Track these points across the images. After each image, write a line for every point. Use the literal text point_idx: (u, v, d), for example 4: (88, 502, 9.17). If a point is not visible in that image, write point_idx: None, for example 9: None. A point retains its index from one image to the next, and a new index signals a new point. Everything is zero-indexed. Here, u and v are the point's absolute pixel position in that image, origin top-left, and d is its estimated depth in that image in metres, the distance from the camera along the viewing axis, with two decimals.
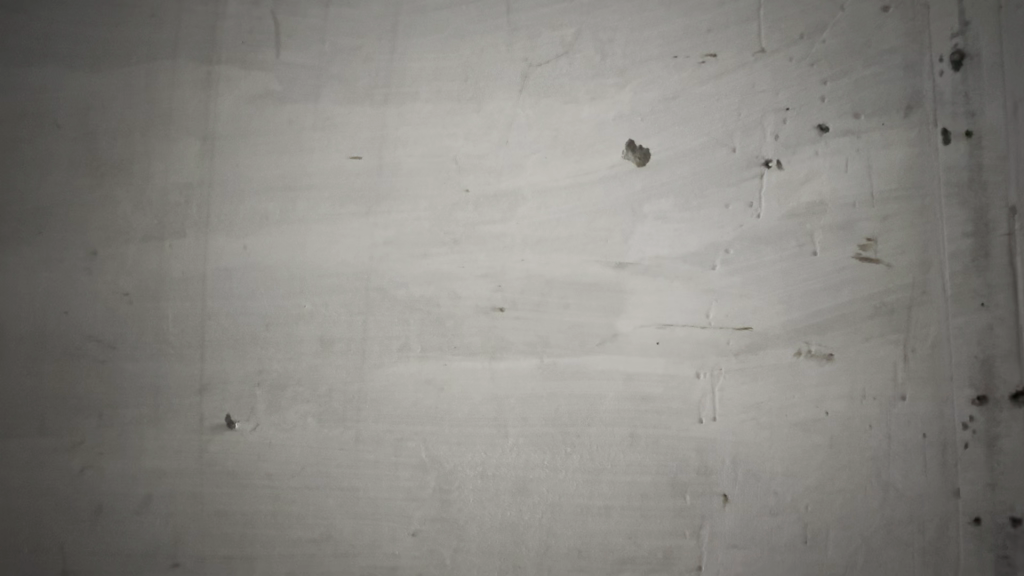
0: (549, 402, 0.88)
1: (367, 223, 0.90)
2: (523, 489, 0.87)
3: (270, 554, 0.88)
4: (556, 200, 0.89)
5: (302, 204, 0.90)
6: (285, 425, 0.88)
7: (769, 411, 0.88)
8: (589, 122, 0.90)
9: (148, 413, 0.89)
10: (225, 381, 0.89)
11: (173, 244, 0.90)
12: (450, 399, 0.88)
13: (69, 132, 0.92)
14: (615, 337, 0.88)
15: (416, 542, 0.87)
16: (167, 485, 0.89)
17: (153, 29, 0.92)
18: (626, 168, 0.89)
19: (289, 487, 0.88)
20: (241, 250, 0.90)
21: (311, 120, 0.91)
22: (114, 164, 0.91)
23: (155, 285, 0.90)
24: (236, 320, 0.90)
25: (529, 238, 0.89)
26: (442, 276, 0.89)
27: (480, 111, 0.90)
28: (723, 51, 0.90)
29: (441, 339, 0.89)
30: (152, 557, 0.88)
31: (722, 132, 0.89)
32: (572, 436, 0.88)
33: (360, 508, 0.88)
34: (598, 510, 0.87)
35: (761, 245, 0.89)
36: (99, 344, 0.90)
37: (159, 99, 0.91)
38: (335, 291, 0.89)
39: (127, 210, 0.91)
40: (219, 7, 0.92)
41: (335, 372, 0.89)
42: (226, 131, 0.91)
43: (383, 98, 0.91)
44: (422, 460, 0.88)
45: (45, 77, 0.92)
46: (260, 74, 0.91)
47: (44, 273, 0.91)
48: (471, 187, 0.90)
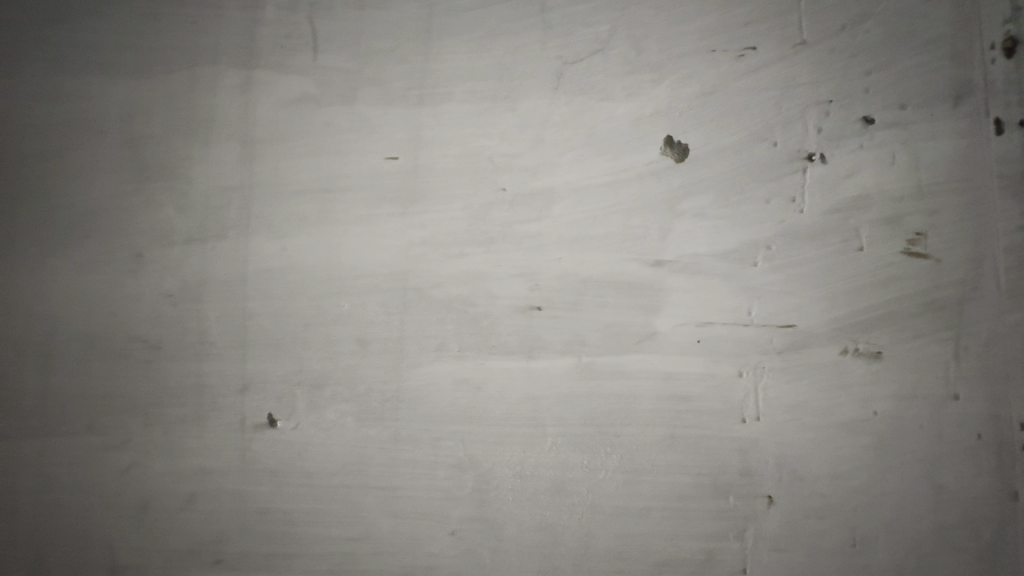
0: (587, 401, 0.87)
1: (404, 223, 0.90)
2: (561, 489, 0.87)
3: (310, 552, 0.89)
4: (592, 198, 0.88)
5: (339, 205, 0.91)
6: (325, 424, 0.89)
7: (814, 411, 0.85)
8: (625, 118, 0.89)
9: (192, 412, 0.91)
10: (266, 381, 0.90)
11: (215, 246, 0.92)
12: (487, 399, 0.88)
13: (114, 138, 0.94)
14: (653, 336, 0.87)
15: (454, 542, 0.87)
16: (211, 482, 0.90)
17: (193, 37, 0.94)
18: (663, 165, 0.88)
19: (329, 486, 0.89)
20: (280, 252, 0.91)
21: (348, 122, 0.92)
22: (157, 169, 0.93)
23: (197, 287, 0.92)
24: (276, 320, 0.91)
25: (565, 236, 0.89)
26: (478, 275, 0.89)
27: (515, 110, 0.90)
28: (762, 43, 0.88)
29: (478, 338, 0.89)
30: (195, 554, 0.90)
31: (761, 126, 0.87)
32: (610, 436, 0.87)
33: (399, 507, 0.88)
34: (638, 511, 0.86)
35: (804, 240, 0.86)
36: (145, 345, 0.92)
37: (200, 105, 0.93)
38: (373, 291, 0.90)
39: (170, 214, 0.93)
40: (257, 13, 0.94)
41: (373, 371, 0.89)
42: (264, 135, 0.93)
43: (419, 98, 0.91)
44: (460, 459, 0.88)
45: (91, 85, 0.95)
46: (297, 78, 0.93)
47: (92, 276, 0.93)
48: (507, 186, 0.90)
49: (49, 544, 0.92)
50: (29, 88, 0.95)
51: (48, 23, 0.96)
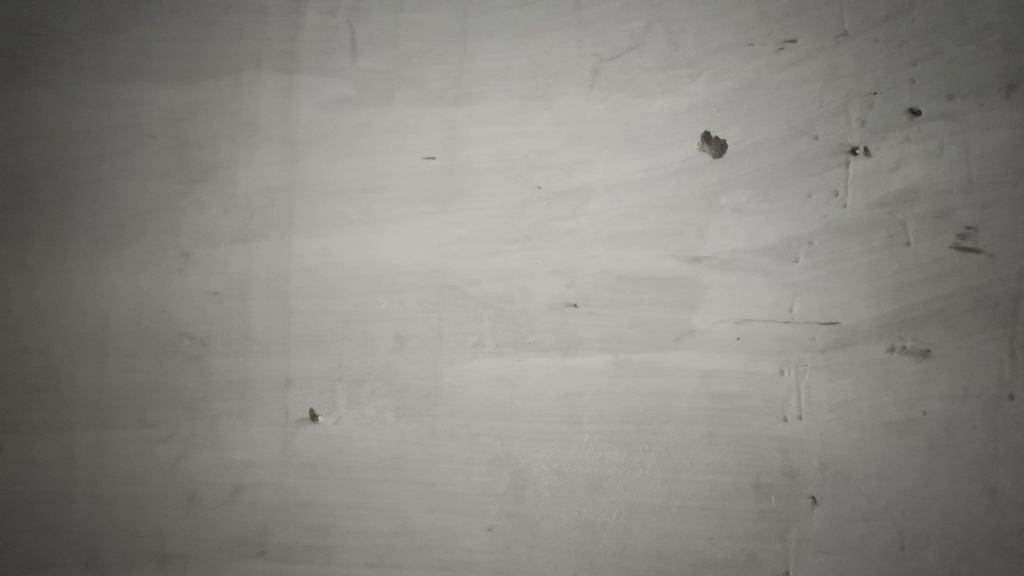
0: (624, 399, 0.87)
1: (440, 221, 0.92)
2: (598, 487, 0.86)
3: (350, 545, 0.90)
4: (629, 194, 0.88)
5: (377, 204, 0.93)
6: (364, 419, 0.91)
7: (860, 410, 0.83)
8: (661, 114, 0.88)
9: (236, 406, 0.94)
10: (307, 376, 0.92)
11: (258, 245, 0.95)
12: (523, 395, 0.89)
13: (164, 142, 0.98)
14: (691, 332, 0.86)
15: (491, 537, 0.88)
16: (254, 475, 0.93)
17: (237, 44, 0.97)
18: (700, 161, 0.87)
19: (368, 480, 0.91)
20: (320, 251, 0.93)
21: (385, 123, 0.94)
22: (204, 171, 0.97)
23: (242, 285, 0.95)
24: (317, 317, 0.93)
25: (601, 233, 0.88)
26: (514, 272, 0.90)
27: (550, 109, 0.90)
28: (802, 36, 0.86)
29: (514, 335, 0.89)
30: (240, 544, 0.93)
31: (802, 119, 0.86)
32: (648, 433, 0.86)
33: (436, 502, 0.89)
34: (676, 510, 0.85)
35: (847, 235, 0.85)
36: (192, 341, 0.95)
37: (243, 109, 0.96)
38: (410, 289, 0.92)
39: (215, 214, 0.96)
40: (298, 19, 0.96)
41: (411, 368, 0.91)
42: (305, 136, 0.95)
43: (454, 99, 0.93)
44: (497, 455, 0.88)
45: (141, 92, 0.99)
46: (337, 81, 0.95)
47: (143, 275, 0.97)
48: (542, 183, 0.90)
49: (102, 531, 0.96)
50: (84, 96, 1.00)
51: (100, 32, 1.00)
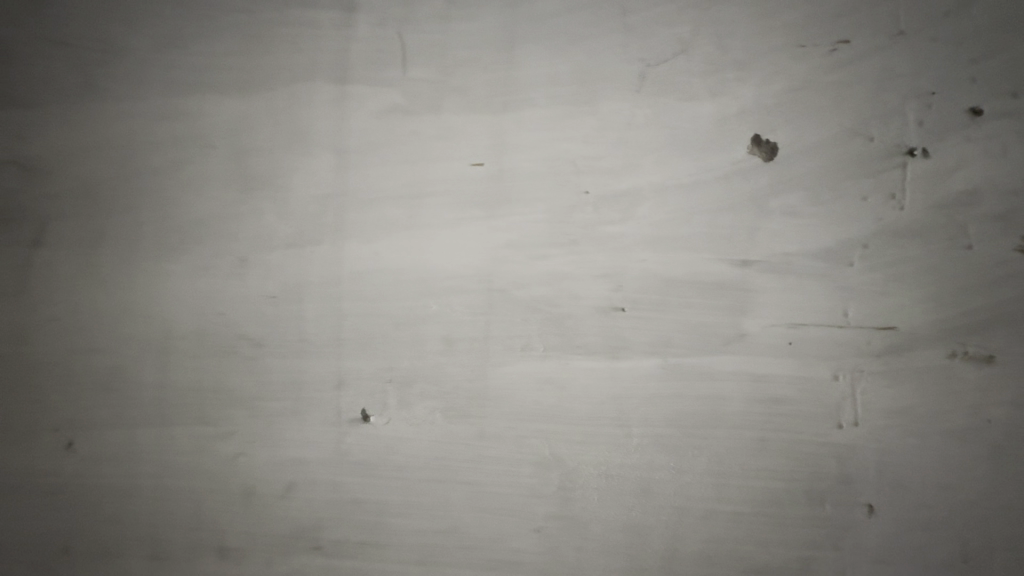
0: (673, 403, 0.87)
1: (487, 226, 0.93)
2: (647, 490, 0.86)
3: (400, 542, 0.93)
4: (677, 198, 0.88)
5: (426, 210, 0.95)
6: (414, 419, 0.93)
7: (920, 417, 0.81)
8: (710, 118, 0.88)
9: (291, 406, 0.97)
10: (359, 377, 0.95)
11: (312, 250, 0.98)
12: (571, 398, 0.89)
13: (222, 152, 1.02)
14: (742, 336, 0.86)
15: (540, 539, 0.89)
16: (308, 472, 0.96)
17: (292, 57, 1.01)
18: (751, 164, 0.87)
19: (418, 479, 0.93)
20: (371, 255, 0.96)
21: (434, 130, 0.96)
22: (261, 179, 1.01)
23: (296, 288, 0.98)
24: (368, 320, 0.96)
25: (649, 238, 0.89)
26: (562, 276, 0.91)
27: (597, 114, 0.91)
28: (856, 36, 0.85)
29: (562, 339, 0.90)
30: (295, 539, 0.96)
31: (856, 120, 0.85)
32: (697, 437, 0.86)
33: (484, 502, 0.91)
34: (727, 515, 0.84)
35: (905, 238, 0.83)
36: (249, 342, 0.99)
37: (298, 119, 1.00)
38: (458, 293, 0.93)
39: (271, 220, 1.00)
40: (350, 31, 0.99)
41: (460, 370, 0.92)
42: (357, 145, 0.98)
43: (501, 106, 0.94)
44: (545, 457, 0.89)
45: (201, 104, 1.03)
46: (387, 91, 0.98)
47: (202, 279, 1.01)
48: (589, 188, 0.91)
49: (166, 524, 1.00)
50: (148, 109, 1.05)
51: (162, 48, 1.05)
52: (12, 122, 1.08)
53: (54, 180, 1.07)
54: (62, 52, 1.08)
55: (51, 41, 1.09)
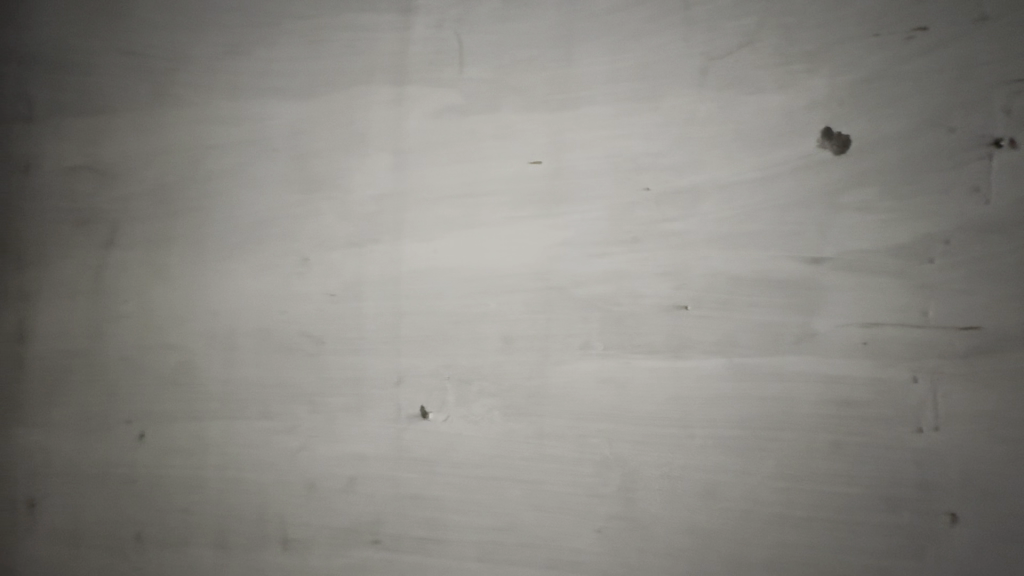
0: (740, 404, 0.85)
1: (546, 224, 0.93)
2: (712, 493, 0.85)
3: (459, 539, 0.93)
4: (743, 194, 0.86)
5: (484, 209, 0.95)
6: (473, 417, 0.94)
7: (1008, 422, 0.77)
8: (777, 112, 0.86)
9: (351, 402, 0.99)
10: (418, 374, 0.96)
11: (370, 249, 0.99)
12: (632, 398, 0.88)
13: (283, 154, 1.04)
14: (812, 336, 0.83)
15: (600, 539, 0.88)
16: (368, 467, 0.98)
17: (350, 59, 1.02)
18: (821, 158, 0.84)
19: (477, 476, 0.93)
20: (429, 254, 0.97)
21: (491, 129, 0.95)
22: (320, 180, 1.02)
23: (355, 287, 1.00)
24: (426, 319, 0.96)
25: (713, 235, 0.87)
26: (622, 274, 0.90)
27: (658, 110, 0.90)
28: (935, 23, 0.81)
29: (623, 337, 0.89)
30: (355, 533, 0.98)
31: (937, 110, 0.81)
32: (765, 439, 0.83)
33: (544, 501, 0.90)
34: (797, 521, 0.82)
35: (990, 234, 0.79)
36: (310, 339, 1.01)
37: (356, 120, 1.01)
38: (517, 291, 0.93)
39: (330, 220, 1.01)
40: (407, 32, 1.00)
41: (518, 368, 0.92)
42: (414, 145, 0.99)
43: (560, 104, 0.93)
44: (606, 457, 0.89)
45: (263, 108, 1.05)
46: (444, 91, 0.98)
47: (265, 278, 1.04)
48: (650, 185, 0.89)
49: (232, 515, 1.04)
50: (212, 113, 1.08)
51: (224, 54, 1.08)
52: (88, 129, 1.14)
53: (126, 184, 1.12)
54: (133, 60, 1.13)
55: (122, 51, 1.13)
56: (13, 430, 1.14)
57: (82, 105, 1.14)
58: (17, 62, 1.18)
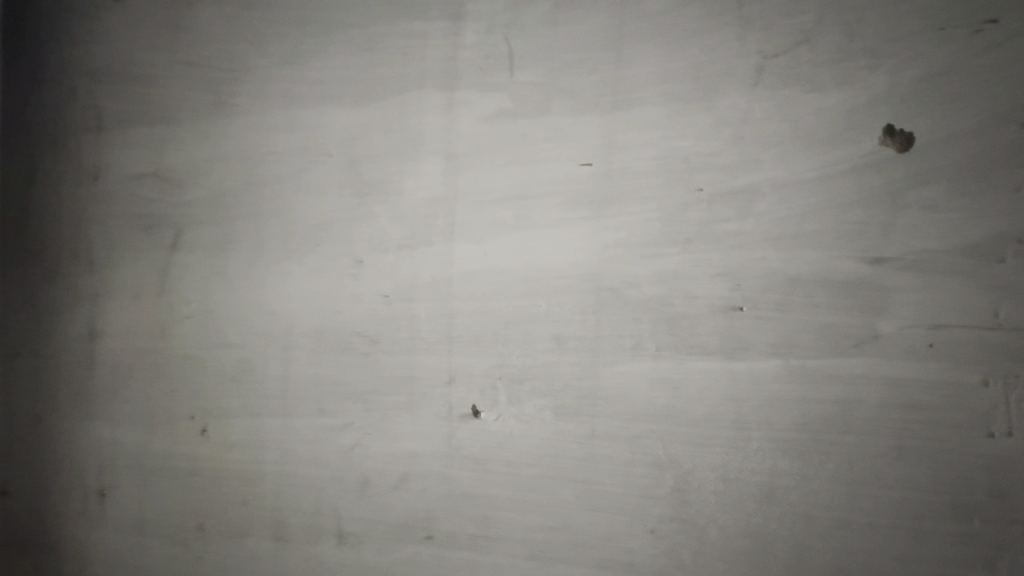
0: (798, 406, 0.84)
1: (597, 226, 0.93)
2: (770, 496, 0.85)
3: (511, 537, 0.95)
4: (801, 193, 0.85)
5: (535, 211, 0.96)
6: (524, 416, 0.95)
7: None
8: (836, 109, 0.84)
9: (404, 400, 1.01)
10: (470, 373, 0.98)
11: (422, 251, 1.02)
12: (687, 399, 0.88)
13: (337, 160, 1.07)
14: (874, 337, 0.82)
15: (654, 540, 0.89)
16: (421, 464, 1.00)
17: (402, 66, 1.04)
18: (883, 156, 0.83)
19: (528, 475, 0.94)
20: (480, 256, 0.99)
21: (543, 132, 0.97)
22: (373, 183, 1.05)
23: (409, 287, 1.02)
24: (478, 319, 0.98)
25: (769, 235, 0.86)
26: (675, 275, 0.90)
27: (711, 110, 0.89)
28: (1004, 15, 0.79)
29: (676, 339, 0.89)
30: (409, 528, 1.00)
31: (1007, 105, 0.79)
32: (826, 443, 0.83)
33: (596, 501, 0.91)
34: (862, 527, 0.82)
35: None
36: (364, 338, 1.04)
37: (408, 126, 1.04)
38: (569, 291, 0.94)
39: (384, 222, 1.04)
40: (458, 38, 1.02)
41: (570, 368, 0.93)
42: (466, 149, 1.00)
43: (611, 105, 0.94)
44: (659, 458, 0.89)
45: (318, 114, 1.09)
46: (495, 96, 0.99)
47: (321, 279, 1.08)
48: (704, 185, 0.89)
49: (289, 508, 1.07)
50: (269, 121, 1.12)
51: (281, 63, 1.12)
52: (151, 138, 1.19)
53: (188, 189, 1.17)
54: (193, 71, 1.17)
55: (182, 62, 1.18)
56: (84, 424, 1.20)
57: (145, 115, 1.19)
58: (82, 74, 1.22)
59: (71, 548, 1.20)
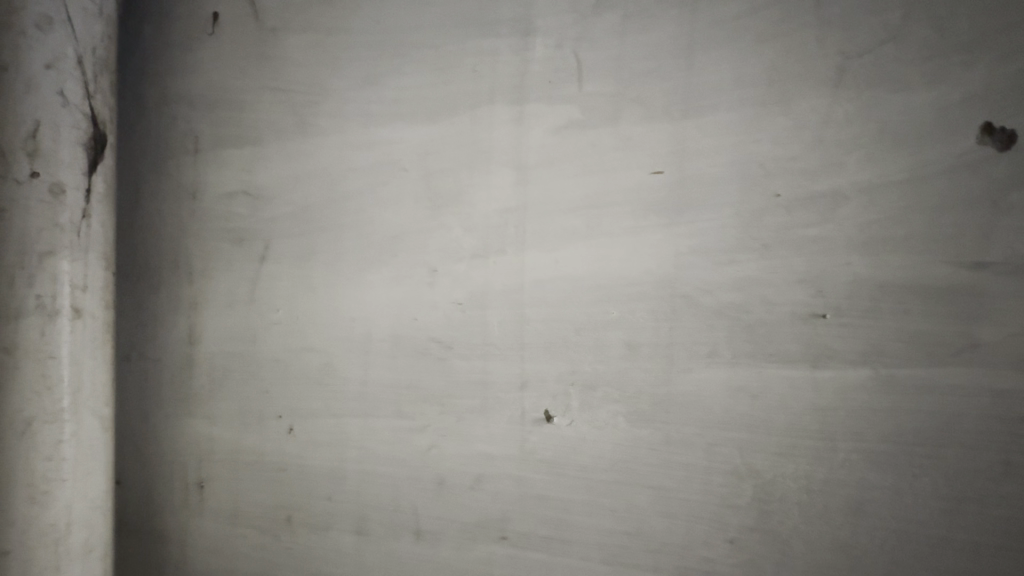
0: (889, 417, 0.82)
1: (670, 233, 0.94)
2: (858, 509, 0.83)
3: (586, 540, 0.97)
4: (889, 197, 0.83)
5: (606, 220, 0.98)
6: (598, 422, 0.96)
7: None
8: (927, 108, 0.82)
9: (478, 404, 1.05)
10: (543, 379, 1.00)
11: (495, 259, 1.05)
12: (767, 407, 0.87)
13: (413, 173, 1.13)
14: (973, 347, 0.79)
15: (733, 549, 0.89)
16: (495, 466, 1.03)
17: (474, 82, 1.09)
18: (981, 156, 0.79)
19: (602, 480, 0.96)
20: (552, 264, 1.01)
21: (613, 141, 0.98)
22: (446, 196, 1.10)
23: (482, 295, 1.06)
24: (551, 326, 1.00)
25: (854, 240, 0.84)
26: (753, 282, 0.89)
27: (789, 113, 0.88)
28: None
29: (753, 346, 0.88)
30: (485, 528, 1.04)
31: None
32: (921, 457, 0.81)
33: (673, 508, 0.92)
34: (962, 545, 0.79)
35: None
36: (439, 344, 1.09)
37: (479, 140, 1.08)
38: (642, 298, 0.95)
39: (457, 233, 1.09)
40: (527, 54, 1.05)
41: (643, 375, 0.94)
42: (536, 160, 1.03)
43: (682, 113, 0.94)
44: (739, 467, 0.88)
45: (393, 132, 1.15)
46: (564, 108, 1.02)
47: (398, 287, 1.13)
48: (782, 191, 0.88)
49: (369, 504, 1.14)
50: (348, 138, 1.19)
51: (359, 84, 1.19)
52: (242, 159, 1.29)
53: (274, 205, 1.26)
54: (278, 95, 1.26)
55: (269, 87, 1.27)
56: (184, 421, 1.32)
57: (237, 138, 1.30)
58: (181, 103, 1.34)
59: (174, 534, 1.32)
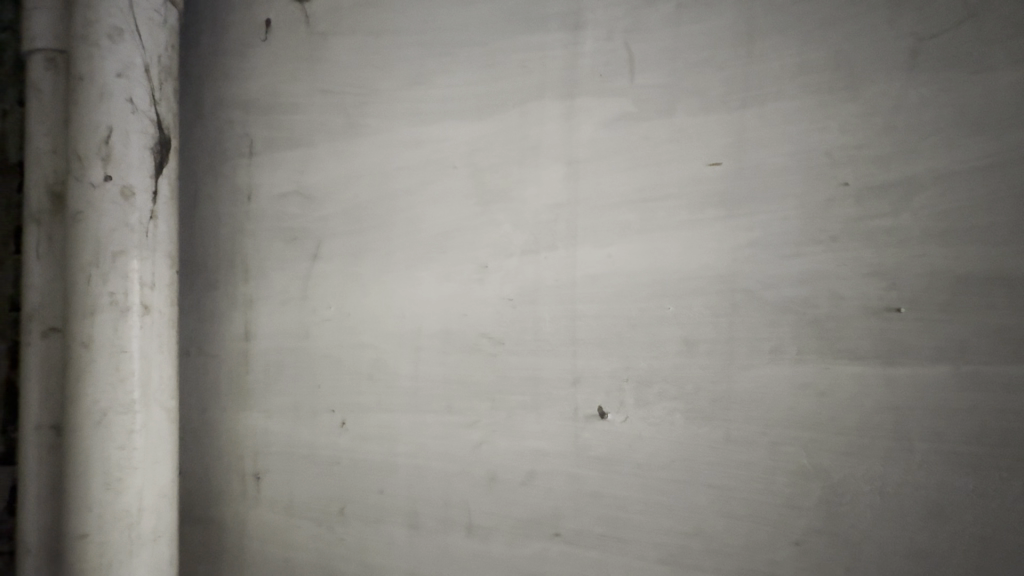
0: (972, 416, 0.78)
1: (728, 226, 0.91)
2: (937, 513, 0.79)
3: (642, 539, 0.96)
4: (968, 185, 0.78)
5: (661, 214, 0.96)
6: (654, 419, 0.95)
7: None
8: (1012, 90, 0.77)
9: (530, 400, 1.05)
10: (596, 375, 0.99)
11: (546, 255, 1.05)
12: (835, 405, 0.84)
13: (462, 170, 1.14)
14: None
15: (799, 552, 0.86)
16: (547, 462, 1.03)
17: (522, 77, 1.08)
18: None
19: (659, 478, 0.94)
20: (604, 259, 1.00)
21: (667, 133, 0.96)
22: (496, 191, 1.10)
23: (533, 290, 1.05)
24: (604, 321, 0.99)
25: (930, 231, 0.80)
26: (819, 275, 0.85)
27: (857, 99, 0.84)
28: None
29: (820, 342, 0.85)
30: (538, 525, 1.04)
31: None
32: (1008, 459, 0.76)
33: (734, 508, 0.89)
34: None
35: None
36: (489, 340, 1.09)
37: (529, 135, 1.07)
38: (699, 293, 0.93)
39: (507, 228, 1.09)
40: (577, 48, 1.04)
41: (702, 371, 0.92)
42: (587, 155, 1.02)
43: (741, 103, 0.91)
44: (805, 467, 0.85)
45: (442, 129, 1.16)
46: (616, 101, 1.00)
47: (448, 283, 1.14)
48: (850, 180, 0.84)
49: (421, 498, 1.15)
50: (397, 137, 1.21)
51: (408, 84, 1.20)
52: (294, 160, 1.33)
53: (325, 204, 1.29)
54: (329, 97, 1.29)
55: (320, 90, 1.30)
56: (241, 415, 1.36)
57: (289, 140, 1.34)
58: (237, 107, 1.39)
59: (232, 523, 1.37)
